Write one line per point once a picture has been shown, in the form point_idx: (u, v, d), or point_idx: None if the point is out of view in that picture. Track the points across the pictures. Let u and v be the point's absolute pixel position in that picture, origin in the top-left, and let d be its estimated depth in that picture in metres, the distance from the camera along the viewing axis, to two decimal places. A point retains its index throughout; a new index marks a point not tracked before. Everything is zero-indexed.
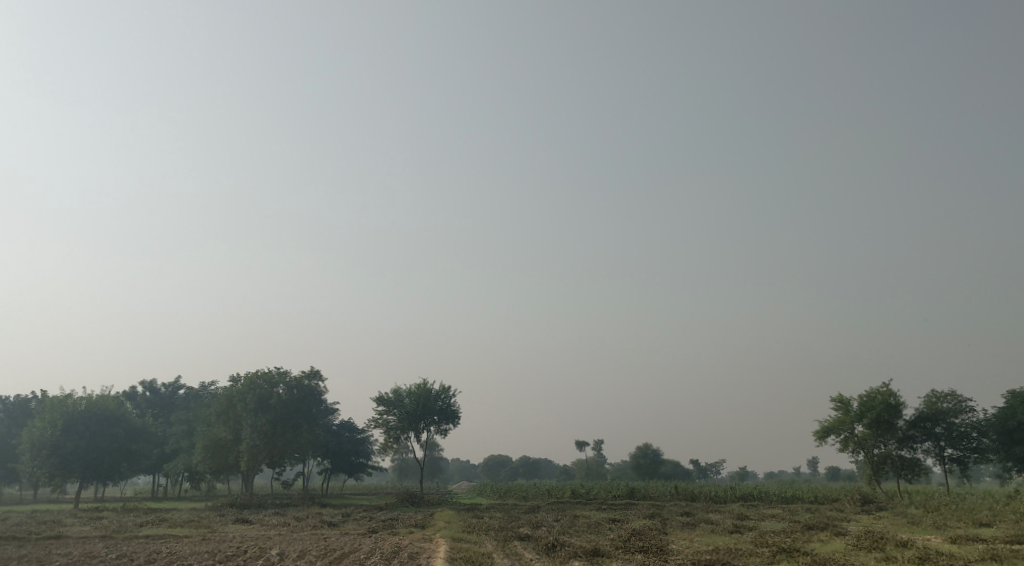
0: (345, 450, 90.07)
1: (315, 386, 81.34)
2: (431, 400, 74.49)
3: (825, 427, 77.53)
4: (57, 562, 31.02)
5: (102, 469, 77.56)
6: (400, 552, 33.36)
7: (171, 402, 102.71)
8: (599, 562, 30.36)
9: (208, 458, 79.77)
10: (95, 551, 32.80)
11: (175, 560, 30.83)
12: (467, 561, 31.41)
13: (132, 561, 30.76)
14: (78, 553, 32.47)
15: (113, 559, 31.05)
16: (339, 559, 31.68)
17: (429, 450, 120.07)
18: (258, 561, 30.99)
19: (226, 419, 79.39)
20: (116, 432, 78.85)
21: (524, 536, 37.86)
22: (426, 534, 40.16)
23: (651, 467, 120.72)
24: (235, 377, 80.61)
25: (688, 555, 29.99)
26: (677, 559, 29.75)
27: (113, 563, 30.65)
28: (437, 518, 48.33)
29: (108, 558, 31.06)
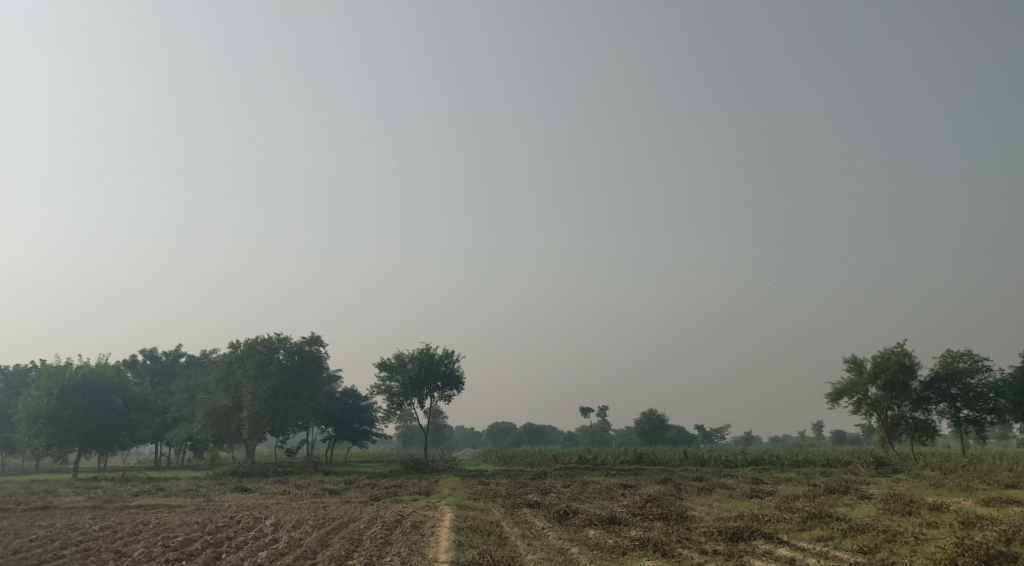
0: (349, 417, 88.46)
1: (316, 352, 79.67)
2: (434, 365, 72.70)
3: (837, 388, 75.66)
4: (36, 534, 29.11)
5: (101, 439, 75.91)
6: (403, 522, 31.38)
7: (171, 370, 101.14)
8: (616, 530, 28.40)
9: (208, 425, 78.08)
10: (79, 523, 30.92)
11: (162, 531, 28.88)
12: (473, 531, 29.44)
13: (119, 532, 28.82)
14: (61, 525, 30.67)
15: (96, 531, 29.12)
16: (337, 529, 29.78)
17: (432, 417, 118.65)
18: (251, 532, 29.06)
19: (226, 386, 77.56)
20: (113, 401, 77.16)
21: (533, 503, 35.98)
22: (430, 501, 38.52)
23: (656, 432, 119.18)
24: (234, 343, 78.74)
25: (711, 523, 27.98)
26: (700, 526, 27.69)
27: (96, 535, 28.71)
28: (442, 486, 46.56)
29: (91, 530, 29.19)
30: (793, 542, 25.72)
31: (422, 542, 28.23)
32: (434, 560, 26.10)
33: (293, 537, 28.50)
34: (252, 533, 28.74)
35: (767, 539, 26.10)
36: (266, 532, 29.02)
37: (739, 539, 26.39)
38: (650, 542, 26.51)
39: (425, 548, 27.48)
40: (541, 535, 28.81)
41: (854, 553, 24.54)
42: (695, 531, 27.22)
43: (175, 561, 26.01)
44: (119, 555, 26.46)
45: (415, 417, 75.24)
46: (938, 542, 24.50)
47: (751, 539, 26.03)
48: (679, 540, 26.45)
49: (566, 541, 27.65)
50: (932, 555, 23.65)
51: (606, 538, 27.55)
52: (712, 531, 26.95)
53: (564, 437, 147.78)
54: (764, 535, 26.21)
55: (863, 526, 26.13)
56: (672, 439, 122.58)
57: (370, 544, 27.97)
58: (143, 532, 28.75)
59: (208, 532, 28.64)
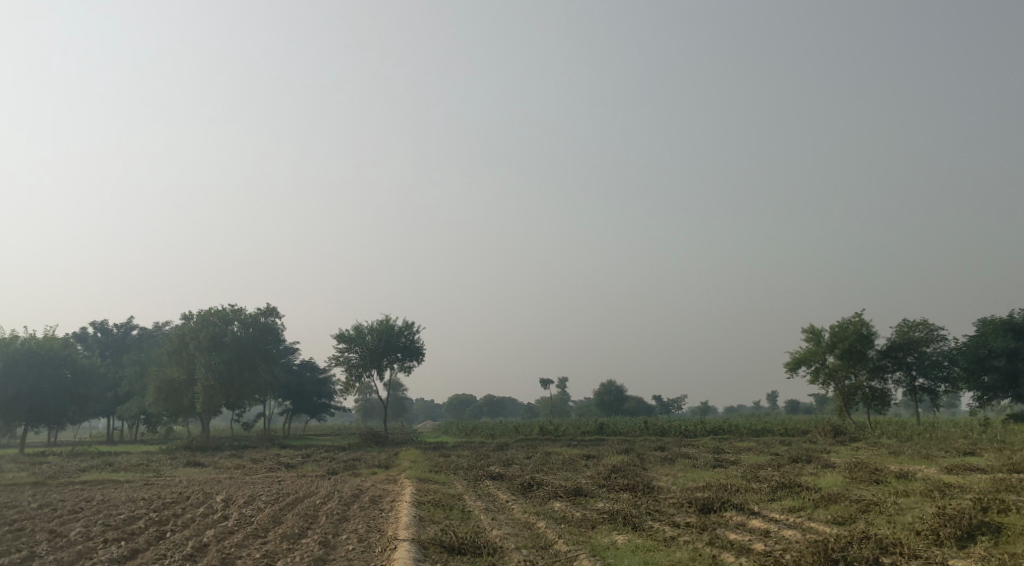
0: (306, 390, 86.97)
1: (271, 324, 78.11)
2: (393, 336, 71.49)
3: (796, 357, 75.82)
4: None
5: (49, 413, 73.75)
6: (360, 497, 30.35)
7: (123, 343, 98.67)
8: (582, 503, 27.67)
9: (161, 399, 75.77)
10: (17, 500, 29.50)
11: (105, 508, 27.57)
12: (435, 506, 28.53)
13: (59, 511, 27.47)
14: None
15: (34, 509, 27.72)
16: (291, 505, 28.68)
17: (392, 389, 117.52)
18: (199, 508, 27.86)
19: (179, 359, 75.61)
20: (61, 374, 74.94)
21: (496, 475, 35.23)
22: (389, 474, 37.58)
23: (615, 403, 119.21)
24: (187, 315, 76.76)
25: (679, 493, 27.33)
26: (669, 498, 27.04)
27: (34, 513, 27.32)
28: (401, 458, 45.58)
29: (29, 509, 27.76)
30: (765, 513, 25.18)
31: (381, 519, 27.27)
32: (394, 537, 25.13)
33: (243, 513, 27.34)
34: (201, 510, 27.54)
35: (738, 510, 25.51)
36: (215, 509, 27.85)
37: (710, 510, 25.75)
38: (619, 515, 25.77)
39: (384, 525, 26.50)
40: (505, 509, 27.96)
41: (829, 524, 24.01)
42: (664, 503, 26.56)
43: (116, 541, 24.77)
44: (58, 536, 25.15)
45: (374, 390, 74.08)
46: (915, 512, 24.05)
47: (723, 511, 25.43)
48: (648, 513, 25.75)
49: (531, 514, 26.84)
50: (911, 526, 23.18)
51: (573, 511, 26.77)
52: (682, 503, 26.30)
53: (523, 408, 147.50)
54: (736, 506, 25.61)
55: (835, 495, 25.59)
56: (630, 410, 122.84)
57: (326, 521, 26.91)
58: (85, 510, 27.42)
59: (154, 509, 27.39)
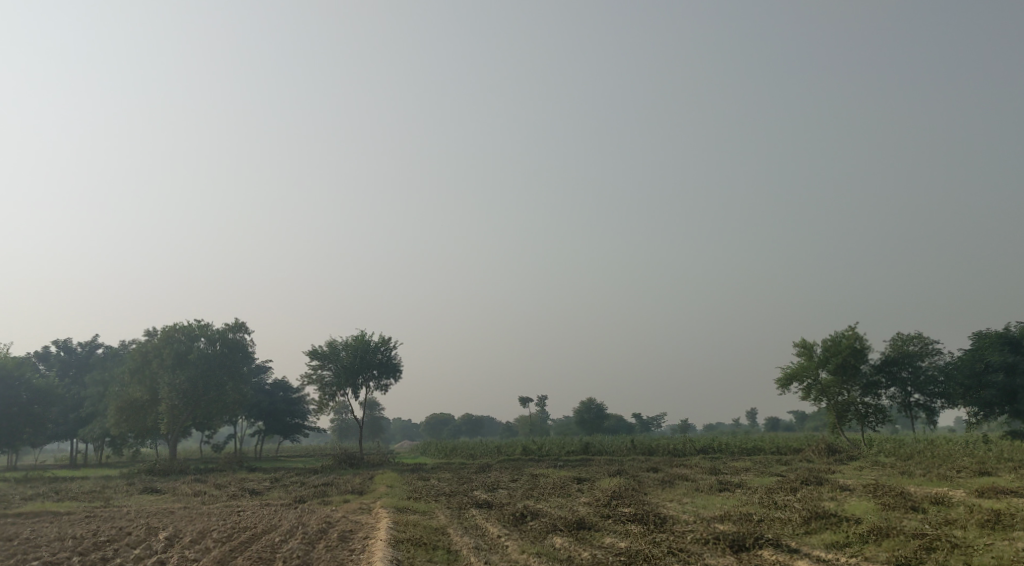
0: (279, 410, 82.89)
1: (241, 340, 74.11)
2: (369, 353, 67.87)
3: (787, 373, 72.52)
4: None
5: (2, 436, 69.32)
6: (329, 532, 26.76)
7: (87, 363, 94.22)
8: (588, 539, 24.30)
9: (123, 421, 71.54)
10: None
11: (25, 552, 23.89)
12: (415, 545, 24.97)
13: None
14: None
15: None
16: (245, 545, 25.03)
17: (369, 407, 113.53)
18: (135, 550, 24.15)
19: (142, 378, 71.39)
20: (15, 395, 70.54)
21: (483, 503, 31.76)
22: (363, 503, 34.04)
23: (595, 422, 115.81)
24: (150, 332, 72.76)
25: (697, 527, 24.15)
26: (689, 531, 23.96)
27: None
28: (378, 483, 41.99)
29: None
30: (808, 552, 22.37)
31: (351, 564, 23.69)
32: None
33: (183, 559, 23.63)
34: (135, 553, 23.84)
35: (776, 548, 22.70)
36: (152, 551, 24.16)
37: (741, 549, 22.93)
38: (639, 557, 22.64)
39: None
40: (498, 547, 24.54)
41: None
42: (685, 538, 23.52)
43: None
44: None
45: (349, 409, 70.23)
46: (990, 555, 21.33)
47: (758, 550, 22.63)
48: (671, 553, 22.66)
49: (531, 555, 23.46)
50: None
51: (581, 550, 23.47)
52: (707, 538, 23.29)
53: (502, 426, 143.87)
54: (772, 542, 22.80)
55: (883, 529, 22.76)
56: (610, 428, 119.50)
57: None
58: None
59: (80, 552, 23.70)
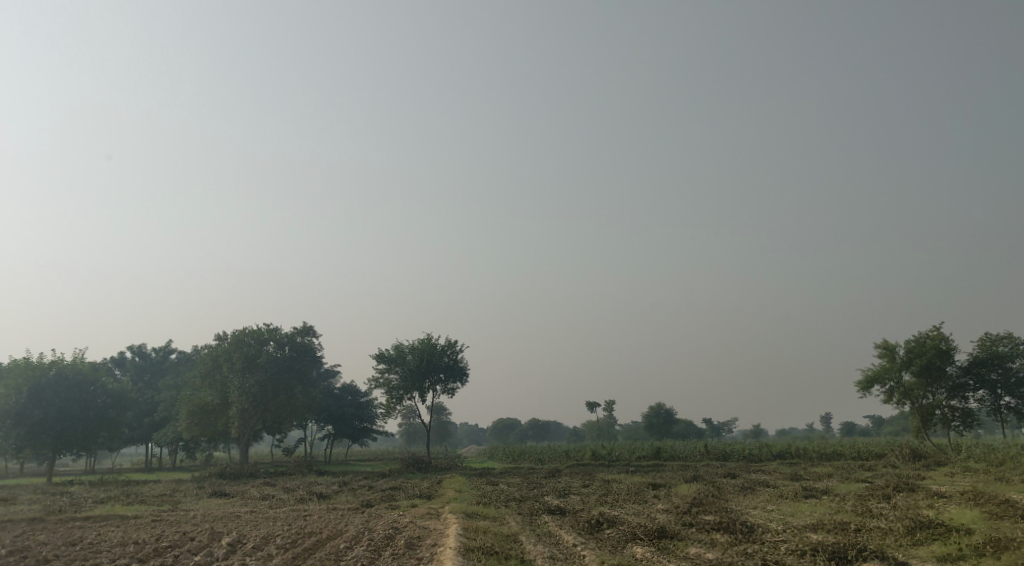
0: (348, 414, 82.65)
1: (309, 343, 73.93)
2: (436, 356, 67.04)
3: (869, 375, 69.68)
4: None
5: (78, 440, 70.10)
6: (395, 539, 25.75)
7: (161, 368, 95.39)
8: (672, 550, 22.93)
9: (194, 425, 71.96)
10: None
11: (85, 558, 23.35)
12: (487, 554, 23.79)
13: (28, 560, 23.35)
14: None
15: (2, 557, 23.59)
16: (308, 552, 24.14)
17: (436, 411, 112.97)
18: (195, 557, 23.44)
19: (213, 382, 71.69)
20: (91, 399, 71.27)
21: (555, 508, 30.54)
22: (432, 507, 33.07)
23: (664, 426, 113.59)
24: (221, 336, 73.04)
25: (791, 537, 22.76)
26: (782, 541, 22.69)
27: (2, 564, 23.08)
28: (446, 487, 41.06)
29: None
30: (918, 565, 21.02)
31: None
32: None
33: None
34: (196, 559, 23.14)
35: (881, 560, 21.39)
36: (213, 558, 23.41)
37: (841, 561, 21.65)
38: None
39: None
40: (575, 558, 23.31)
41: None
42: (779, 549, 22.25)
43: None
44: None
45: (416, 413, 69.58)
46: None
47: (863, 562, 21.32)
48: None
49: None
50: None
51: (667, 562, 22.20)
52: (804, 550, 22.03)
53: (570, 431, 142.26)
54: (877, 554, 21.50)
55: (999, 541, 21.31)
56: (680, 433, 117.07)
57: None
58: (59, 560, 23.24)
59: (140, 558, 23.10)
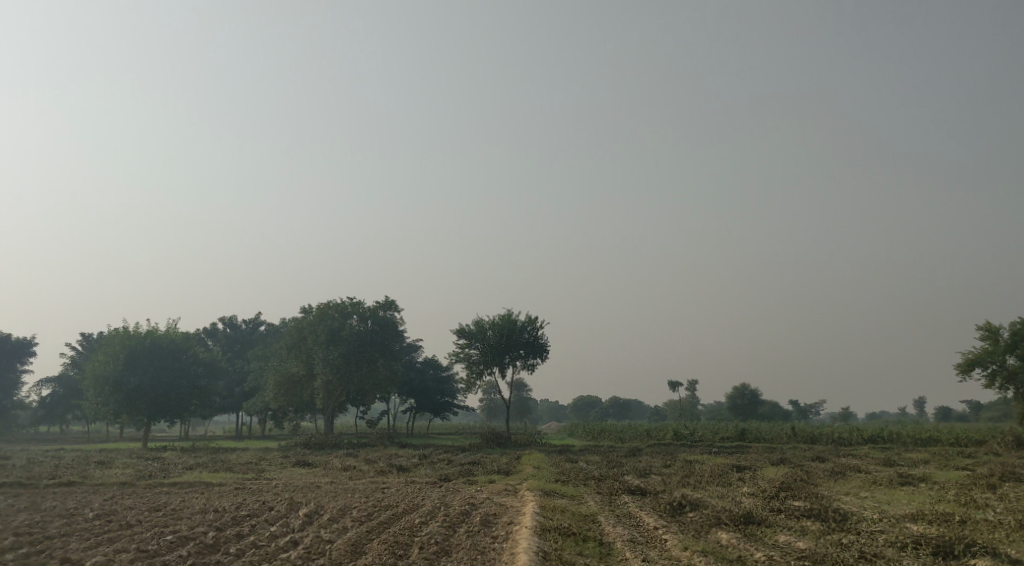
0: (429, 388, 83.07)
1: (391, 317, 74.35)
2: (516, 332, 66.66)
3: (969, 359, 66.81)
4: (22, 521, 24.20)
5: (171, 407, 71.93)
6: (472, 516, 25.39)
7: (250, 339, 97.38)
8: (760, 538, 22.03)
9: (281, 395, 73.23)
10: (79, 508, 26.02)
11: (165, 524, 23.61)
12: (564, 535, 23.24)
13: (111, 524, 23.74)
14: (59, 511, 25.72)
15: (87, 521, 24.02)
16: (384, 526, 23.97)
17: (518, 387, 112.98)
18: (272, 527, 23.53)
19: (299, 353, 72.75)
20: (183, 368, 72.99)
21: (637, 488, 29.81)
22: (510, 484, 32.71)
23: (748, 407, 111.44)
24: (306, 309, 73.98)
25: (889, 529, 21.67)
26: (880, 532, 21.65)
27: (87, 528, 23.48)
28: (525, 463, 40.71)
29: (83, 521, 24.01)
30: None
31: (493, 554, 22.21)
32: None
33: (317, 539, 22.80)
34: (271, 530, 23.19)
35: (989, 556, 20.19)
36: (288, 528, 23.46)
37: (946, 556, 20.55)
38: (828, 561, 20.43)
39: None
40: (656, 542, 22.61)
41: None
42: (877, 541, 21.25)
43: None
44: (85, 564, 21.12)
45: (497, 388, 69.44)
46: None
47: (969, 558, 20.16)
48: (865, 558, 20.45)
49: (696, 553, 21.46)
50: None
51: (754, 550, 21.35)
52: (904, 543, 20.98)
53: (652, 410, 140.81)
54: (985, 550, 20.32)
55: None
56: (766, 414, 114.66)
57: (419, 553, 22.13)
58: (140, 525, 23.56)
59: (217, 526, 23.28)
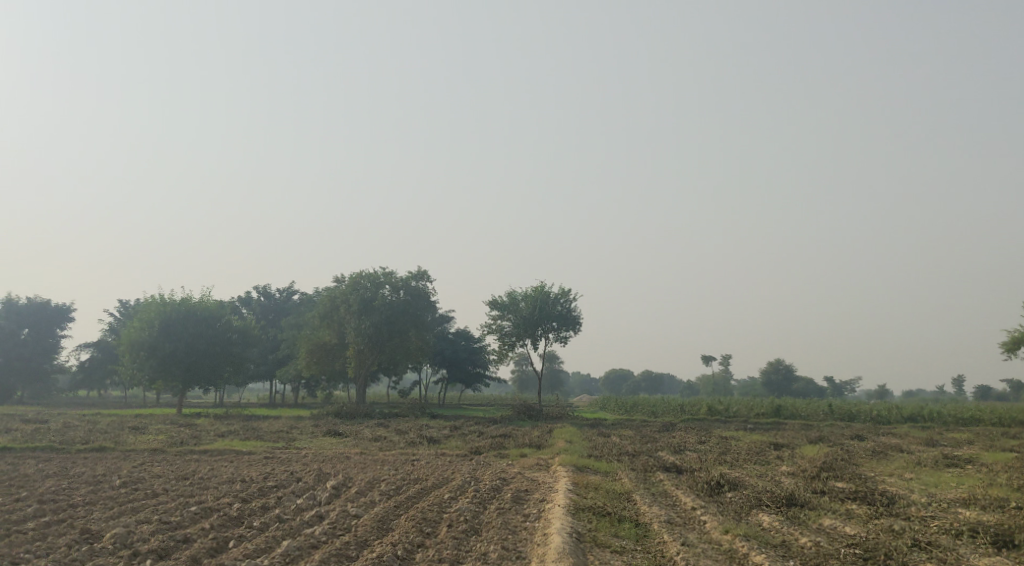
0: (461, 359, 82.73)
1: (423, 287, 73.84)
2: (549, 304, 65.87)
3: (1014, 337, 65.15)
4: (49, 488, 23.98)
5: (205, 374, 72.11)
6: (502, 491, 24.87)
7: (284, 307, 97.53)
8: (804, 523, 21.28)
9: (313, 364, 73.23)
10: (106, 475, 25.79)
11: (190, 494, 23.28)
12: (599, 514, 22.62)
13: (136, 493, 23.44)
14: (86, 478, 25.50)
15: (112, 489, 23.74)
16: (413, 501, 23.48)
17: (550, 358, 112.38)
18: (298, 500, 23.12)
19: (331, 322, 72.56)
20: (216, 335, 73.06)
21: (672, 465, 29.11)
22: (542, 458, 32.14)
23: (783, 383, 110.19)
24: (339, 278, 73.64)
25: (940, 516, 20.88)
26: (931, 519, 20.87)
27: (112, 497, 23.18)
28: (558, 437, 40.16)
29: (109, 489, 23.75)
30: None
31: (524, 534, 21.63)
32: None
33: (344, 513, 22.36)
34: (297, 503, 22.79)
35: None
36: (314, 502, 23.04)
37: (1003, 545, 19.77)
38: (877, 550, 19.68)
39: (526, 548, 20.87)
40: (694, 523, 21.92)
41: None
42: (929, 527, 20.49)
43: (156, 554, 20.13)
44: (106, 536, 20.80)
45: (529, 360, 68.87)
46: None
47: None
48: (916, 547, 19.67)
49: (737, 537, 20.76)
50: None
51: (798, 536, 20.62)
52: (958, 531, 20.19)
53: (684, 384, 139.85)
54: None
55: None
56: (800, 390, 113.37)
57: (448, 532, 21.59)
58: (164, 494, 23.26)
59: (242, 498, 22.90)
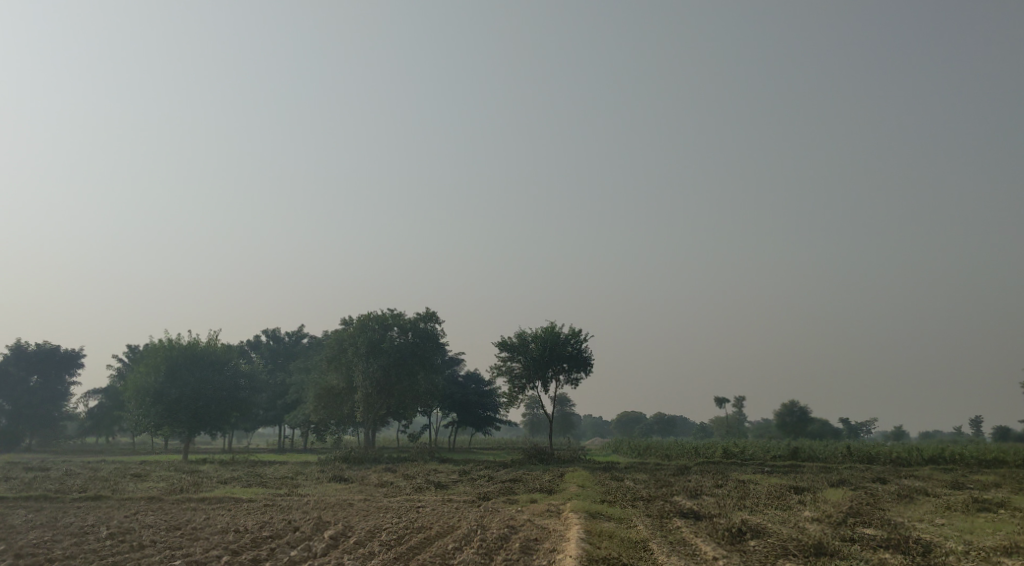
0: (471, 402, 81.42)
1: (432, 329, 72.80)
2: (559, 345, 64.74)
3: None
4: (34, 540, 22.91)
5: (212, 419, 70.89)
6: (512, 540, 23.63)
7: (293, 351, 96.54)
8: None
9: (321, 408, 72.07)
10: (95, 525, 24.69)
11: (178, 546, 22.16)
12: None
13: (122, 545, 22.35)
14: (74, 528, 24.41)
15: (98, 541, 22.64)
16: (416, 552, 22.27)
17: (561, 402, 110.86)
18: (292, 551, 21.97)
19: (339, 365, 71.53)
20: (223, 379, 72.00)
21: (689, 510, 27.83)
22: (553, 504, 30.90)
23: (798, 425, 108.29)
24: (347, 320, 72.68)
25: None
26: None
27: (97, 549, 22.09)
28: (569, 481, 38.93)
29: (95, 541, 22.67)
30: None
31: None
32: None
33: None
34: (290, 555, 21.64)
35: None
36: (309, 553, 21.89)
37: None
38: None
39: None
40: None
41: None
42: None
43: None
44: None
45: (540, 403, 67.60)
46: None
47: None
48: None
49: None
50: None
51: None
52: None
53: (697, 427, 137.89)
54: None
55: None
56: (815, 432, 111.40)
57: None
58: (152, 546, 22.17)
59: (233, 549, 21.79)
